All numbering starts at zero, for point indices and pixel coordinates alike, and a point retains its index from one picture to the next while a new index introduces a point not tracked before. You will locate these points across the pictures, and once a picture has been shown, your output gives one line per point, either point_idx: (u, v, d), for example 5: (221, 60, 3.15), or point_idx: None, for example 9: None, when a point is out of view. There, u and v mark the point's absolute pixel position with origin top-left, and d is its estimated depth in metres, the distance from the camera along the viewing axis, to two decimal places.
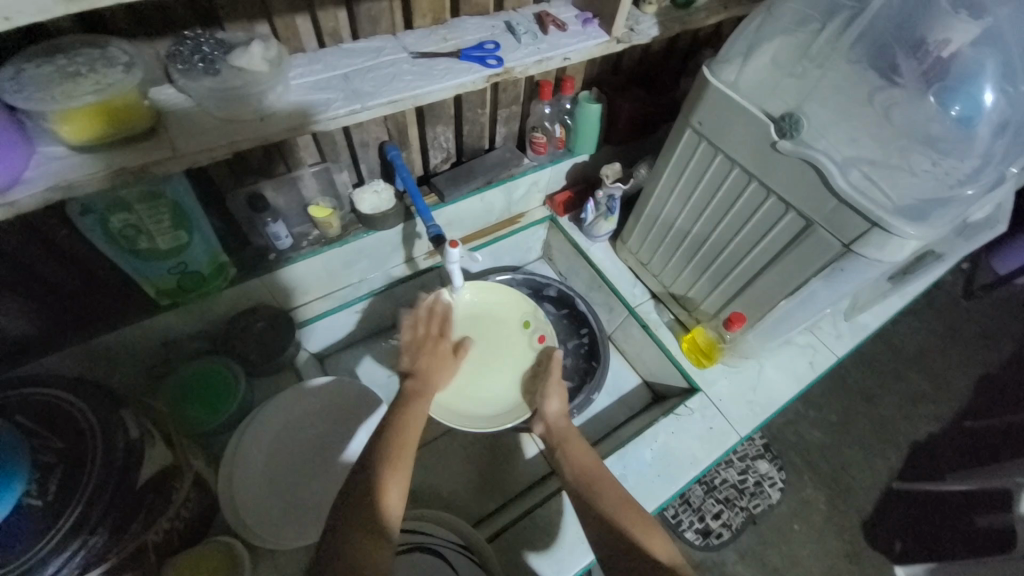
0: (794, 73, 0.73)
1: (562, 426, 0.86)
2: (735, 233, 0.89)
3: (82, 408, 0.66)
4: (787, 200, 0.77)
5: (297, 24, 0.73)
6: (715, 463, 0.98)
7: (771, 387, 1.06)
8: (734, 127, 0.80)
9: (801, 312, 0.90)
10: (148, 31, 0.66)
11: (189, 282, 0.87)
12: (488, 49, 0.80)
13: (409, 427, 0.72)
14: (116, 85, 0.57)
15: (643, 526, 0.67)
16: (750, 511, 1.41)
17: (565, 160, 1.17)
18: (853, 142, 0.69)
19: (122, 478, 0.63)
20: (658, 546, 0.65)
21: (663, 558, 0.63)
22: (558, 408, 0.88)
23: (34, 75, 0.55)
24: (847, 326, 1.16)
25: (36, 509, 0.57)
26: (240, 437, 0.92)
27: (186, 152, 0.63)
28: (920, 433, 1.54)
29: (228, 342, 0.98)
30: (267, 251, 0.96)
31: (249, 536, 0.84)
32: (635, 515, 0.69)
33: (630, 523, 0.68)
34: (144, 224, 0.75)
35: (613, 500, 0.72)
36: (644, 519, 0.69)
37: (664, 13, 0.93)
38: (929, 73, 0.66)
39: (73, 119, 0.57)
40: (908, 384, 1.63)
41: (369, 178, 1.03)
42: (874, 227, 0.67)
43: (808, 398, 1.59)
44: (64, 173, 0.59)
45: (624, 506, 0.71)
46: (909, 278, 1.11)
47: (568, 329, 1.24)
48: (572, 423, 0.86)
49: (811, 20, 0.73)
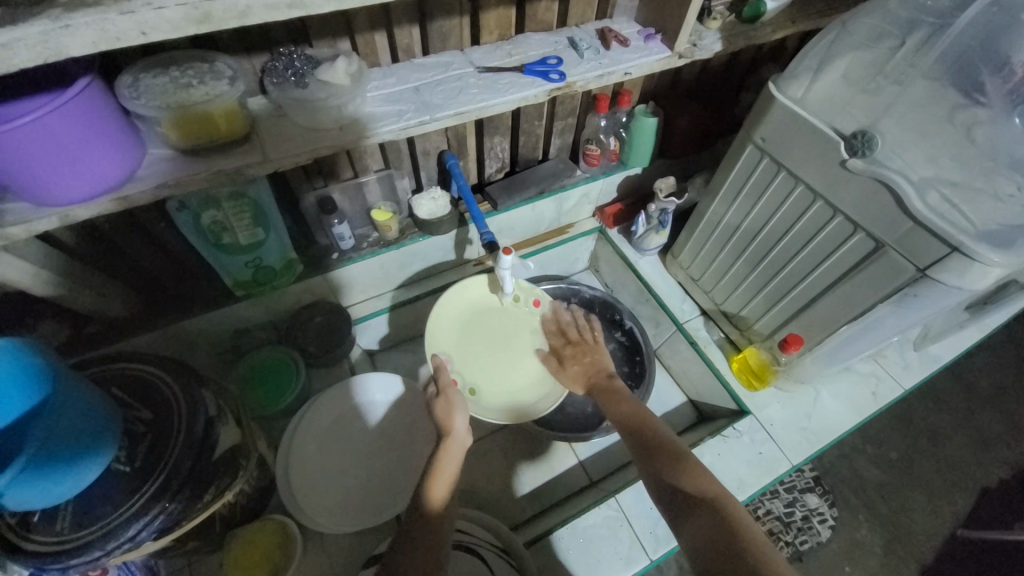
0: (868, 90, 0.71)
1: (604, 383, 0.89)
2: (797, 251, 0.86)
3: (168, 383, 0.73)
4: (857, 220, 0.74)
5: (375, 41, 0.79)
6: (763, 490, 0.95)
7: (827, 416, 1.01)
8: (799, 145, 0.78)
9: (864, 338, 0.86)
10: (247, 48, 0.73)
11: (262, 275, 0.94)
12: (551, 64, 0.83)
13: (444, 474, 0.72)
14: (220, 97, 0.64)
15: (676, 466, 0.68)
16: (796, 546, 1.33)
17: (617, 173, 1.17)
18: (932, 161, 0.67)
19: (200, 453, 0.69)
20: (692, 475, 0.65)
21: (698, 488, 0.64)
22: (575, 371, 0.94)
23: (151, 85, 0.63)
24: (916, 357, 1.09)
25: (124, 473, 0.65)
26: (297, 424, 0.98)
27: (274, 157, 0.69)
28: (991, 479, 1.41)
29: (291, 334, 1.05)
30: (330, 251, 1.02)
31: (302, 517, 0.90)
32: (671, 454, 0.70)
33: (662, 459, 0.69)
34: (229, 221, 0.83)
35: (645, 447, 0.72)
36: (680, 457, 0.69)
37: (729, 28, 0.92)
38: (1016, 91, 0.62)
39: (179, 125, 0.64)
40: (979, 424, 1.50)
41: (427, 185, 1.07)
42: (955, 251, 0.63)
43: (866, 432, 1.49)
44: (169, 173, 0.65)
45: (654, 450, 0.71)
46: (988, 309, 1.04)
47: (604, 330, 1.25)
48: (613, 378, 0.89)
49: (887, 36, 0.71)
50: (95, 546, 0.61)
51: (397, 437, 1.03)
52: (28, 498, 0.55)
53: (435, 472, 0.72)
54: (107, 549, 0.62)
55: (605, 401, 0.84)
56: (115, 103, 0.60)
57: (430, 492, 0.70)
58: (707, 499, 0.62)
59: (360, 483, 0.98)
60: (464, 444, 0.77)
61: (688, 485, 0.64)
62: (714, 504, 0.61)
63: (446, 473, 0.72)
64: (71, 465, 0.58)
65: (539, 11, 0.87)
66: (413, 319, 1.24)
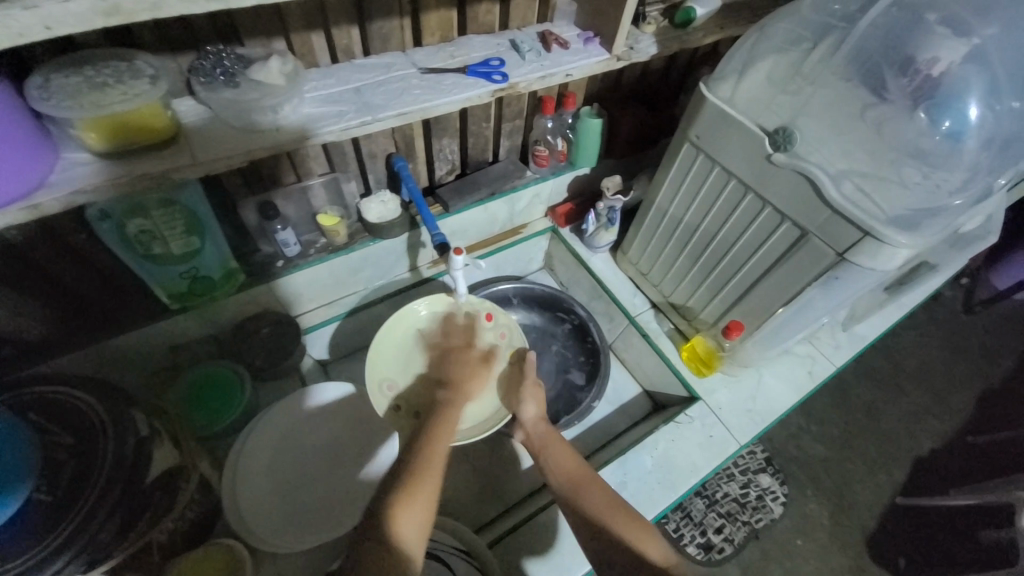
0: (788, 89, 0.76)
1: (541, 431, 0.87)
2: (732, 242, 0.91)
3: (92, 406, 0.68)
4: (783, 210, 0.79)
5: (312, 41, 0.77)
6: (715, 470, 0.99)
7: (770, 396, 1.07)
8: (729, 140, 0.83)
9: (798, 321, 0.92)
10: (171, 47, 0.69)
11: (199, 287, 0.90)
12: (493, 66, 0.84)
13: (423, 480, 0.67)
14: (140, 96, 0.60)
15: (633, 529, 0.71)
16: (752, 525, 1.40)
17: (566, 173, 1.20)
18: (845, 154, 0.72)
19: (130, 477, 0.64)
20: (648, 544, 0.69)
21: (658, 561, 0.67)
22: (535, 414, 0.89)
23: (63, 85, 0.59)
24: (845, 337, 1.17)
25: (46, 503, 0.59)
26: (244, 440, 0.93)
27: (204, 160, 0.66)
28: (922, 448, 1.54)
29: (234, 347, 0.99)
30: (275, 258, 0.98)
31: (250, 537, 0.85)
32: (623, 516, 0.73)
33: (622, 524, 0.71)
34: (159, 230, 0.78)
35: (601, 506, 0.74)
36: (634, 519, 0.73)
37: (663, 32, 0.97)
38: (917, 90, 0.68)
39: (96, 126, 0.60)
40: (909, 398, 1.63)
41: (376, 188, 1.05)
42: (866, 236, 0.70)
43: (810, 411, 1.58)
44: (86, 178, 0.61)
45: (614, 509, 0.74)
46: (903, 288, 1.13)
47: (550, 320, 1.29)
48: (551, 426, 0.88)
49: (802, 40, 0.77)
50: None
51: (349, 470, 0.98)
52: None
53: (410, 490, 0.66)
54: None
55: (545, 455, 0.84)
56: (22, 105, 0.55)
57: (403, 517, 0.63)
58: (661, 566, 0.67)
59: (315, 496, 0.94)
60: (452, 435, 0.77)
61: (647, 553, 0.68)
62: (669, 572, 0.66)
63: (439, 461, 0.71)
64: None
65: (480, 13, 0.88)
66: (368, 326, 1.21)
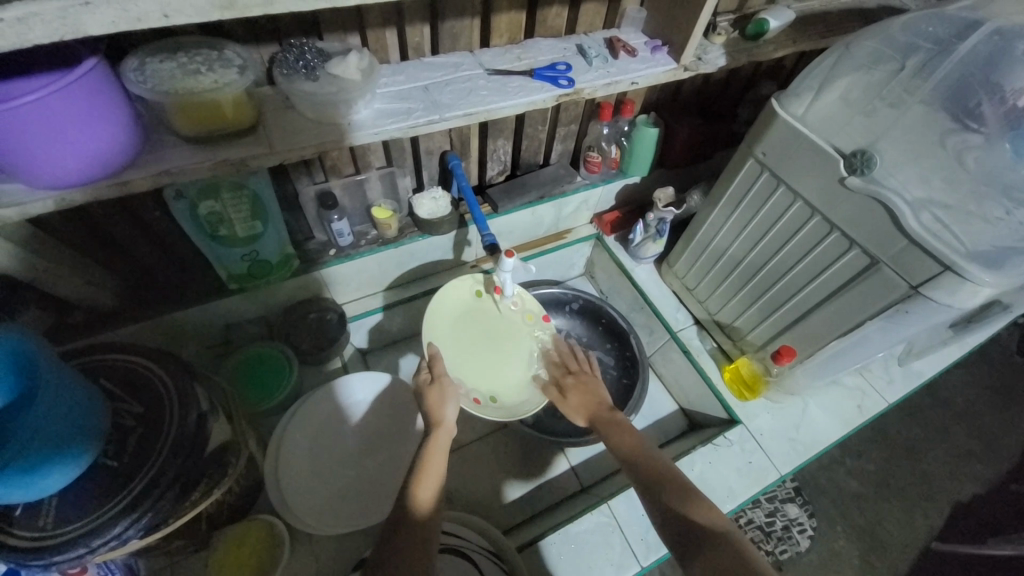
0: (866, 111, 0.73)
1: (605, 415, 0.81)
2: (792, 264, 0.87)
3: (159, 375, 0.71)
4: (852, 236, 0.76)
5: (385, 38, 0.78)
6: (753, 498, 0.96)
7: (815, 427, 1.03)
8: (800, 160, 0.80)
9: (856, 352, 0.88)
10: (256, 37, 0.72)
11: (258, 270, 0.93)
12: (559, 70, 0.83)
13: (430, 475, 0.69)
14: (229, 85, 0.62)
15: (679, 497, 0.64)
16: (776, 555, 1.35)
17: (616, 181, 1.18)
18: (924, 183, 0.69)
19: (192, 447, 0.66)
20: (697, 509, 0.62)
21: (708, 519, 0.60)
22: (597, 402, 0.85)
23: (157, 70, 0.62)
24: (899, 372, 1.12)
25: (110, 468, 0.63)
26: (289, 419, 0.96)
27: (281, 150, 0.68)
28: (965, 494, 1.46)
29: (284, 331, 1.03)
30: (327, 247, 1.01)
31: (290, 515, 0.88)
32: (673, 485, 0.66)
33: (667, 490, 0.66)
34: (227, 212, 0.81)
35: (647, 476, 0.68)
36: (690, 490, 0.66)
37: (733, 44, 0.95)
38: (1004, 117, 0.65)
39: (186, 113, 0.63)
40: (953, 440, 1.54)
41: (428, 184, 1.06)
42: (947, 270, 0.66)
43: (847, 445, 1.51)
44: (169, 161, 0.64)
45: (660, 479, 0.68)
46: (971, 329, 1.07)
47: (556, 303, 1.27)
48: (615, 410, 0.82)
49: (886, 60, 0.74)
50: (79, 544, 0.59)
51: (376, 453, 1.00)
52: (10, 491, 0.53)
53: (422, 470, 0.69)
54: (92, 546, 0.59)
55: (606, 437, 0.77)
56: (120, 86, 0.58)
57: (415, 494, 0.66)
58: (721, 530, 0.59)
59: (349, 484, 0.96)
60: (450, 436, 0.76)
61: (698, 516, 0.61)
62: (729, 535, 0.58)
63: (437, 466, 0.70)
64: (60, 453, 0.56)
65: (549, 17, 0.87)
66: (407, 319, 1.22)
